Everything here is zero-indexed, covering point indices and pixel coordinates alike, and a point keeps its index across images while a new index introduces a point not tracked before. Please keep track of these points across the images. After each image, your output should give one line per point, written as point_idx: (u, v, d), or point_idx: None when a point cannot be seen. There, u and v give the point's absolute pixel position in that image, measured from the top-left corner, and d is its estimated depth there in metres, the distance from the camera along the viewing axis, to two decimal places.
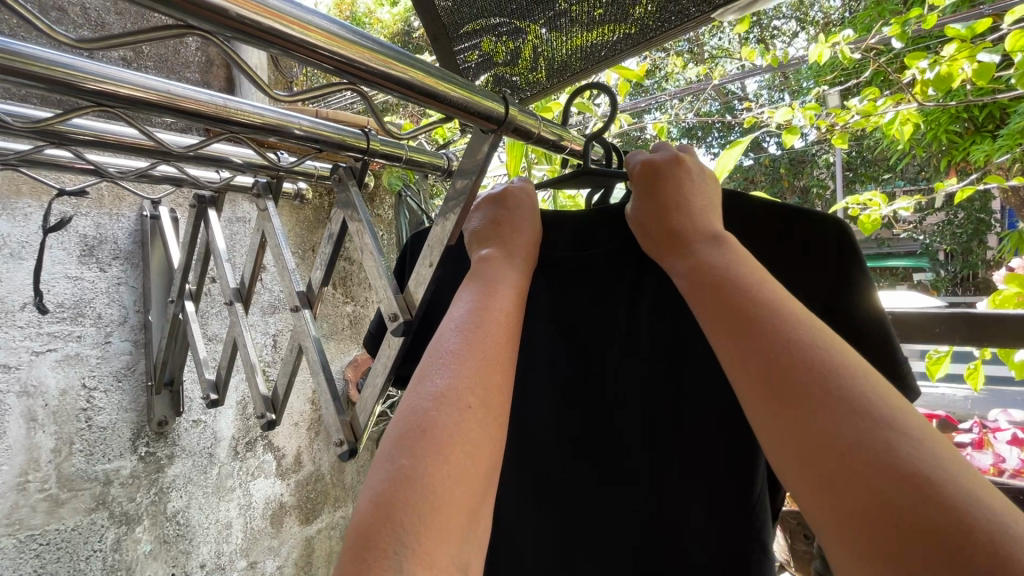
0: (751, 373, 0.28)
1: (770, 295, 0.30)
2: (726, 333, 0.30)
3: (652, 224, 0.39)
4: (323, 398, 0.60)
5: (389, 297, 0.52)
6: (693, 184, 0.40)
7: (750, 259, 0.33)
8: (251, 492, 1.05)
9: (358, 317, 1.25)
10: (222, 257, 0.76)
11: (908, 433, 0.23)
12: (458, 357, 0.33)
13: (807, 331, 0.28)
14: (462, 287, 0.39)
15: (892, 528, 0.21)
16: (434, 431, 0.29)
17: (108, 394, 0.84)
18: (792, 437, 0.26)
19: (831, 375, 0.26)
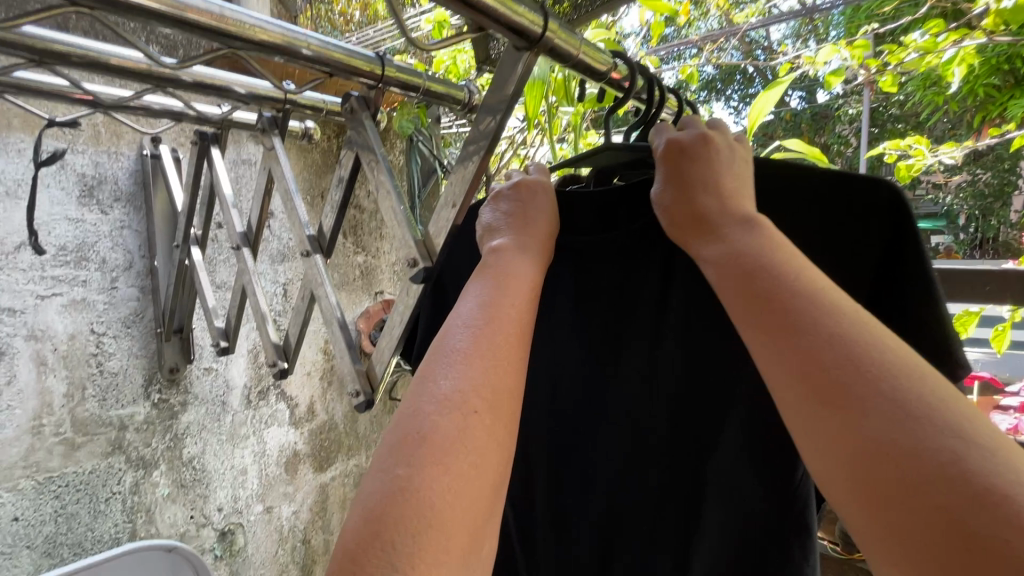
0: (787, 372, 0.26)
1: (810, 284, 0.27)
2: (760, 326, 0.27)
3: (675, 202, 0.36)
4: (339, 346, 0.58)
5: (408, 242, 0.48)
6: (722, 158, 0.36)
7: (786, 241, 0.30)
8: (265, 440, 1.05)
9: (369, 268, 1.21)
10: (227, 199, 0.72)
11: (976, 445, 0.21)
12: (465, 356, 0.31)
13: (854, 324, 0.25)
14: (474, 277, 0.36)
15: (962, 557, 0.19)
16: (435, 438, 0.27)
17: (118, 340, 0.82)
18: (836, 447, 0.23)
19: (883, 375, 0.23)
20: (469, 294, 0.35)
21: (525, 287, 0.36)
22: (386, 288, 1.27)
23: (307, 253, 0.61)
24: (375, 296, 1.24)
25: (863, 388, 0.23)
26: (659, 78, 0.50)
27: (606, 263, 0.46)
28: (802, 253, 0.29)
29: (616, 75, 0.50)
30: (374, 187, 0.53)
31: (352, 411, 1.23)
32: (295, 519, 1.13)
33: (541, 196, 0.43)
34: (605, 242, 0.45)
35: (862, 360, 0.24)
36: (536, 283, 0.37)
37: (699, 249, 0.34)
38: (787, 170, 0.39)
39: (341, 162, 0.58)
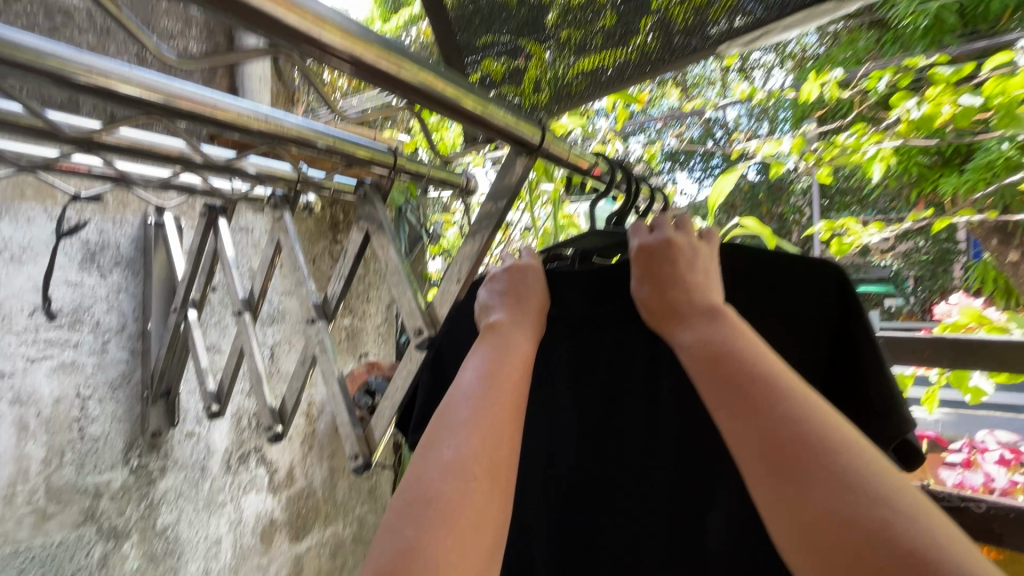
0: (752, 447, 0.30)
1: (768, 369, 0.33)
2: (727, 405, 0.32)
3: (652, 290, 0.42)
4: (340, 410, 0.60)
5: (415, 312, 0.53)
6: (690, 257, 0.42)
7: (748, 331, 0.36)
8: (242, 507, 1.02)
9: (356, 330, 1.24)
10: (232, 267, 0.76)
11: (905, 513, 0.26)
12: (467, 428, 0.34)
13: (806, 404, 0.30)
14: (475, 349, 0.41)
15: None
16: (439, 503, 0.30)
17: (102, 403, 0.81)
18: (794, 515, 0.28)
19: (828, 450, 0.28)
20: (472, 363, 0.40)
21: (520, 359, 0.41)
22: (371, 350, 1.29)
23: (312, 319, 0.65)
24: (360, 359, 1.25)
25: (813, 462, 0.28)
26: (635, 174, 0.59)
27: (592, 333, 0.53)
28: (762, 342, 0.35)
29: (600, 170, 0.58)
30: (383, 261, 0.59)
31: (332, 476, 1.21)
32: None
33: (531, 274, 0.49)
34: (588, 315, 0.52)
35: (812, 438, 0.29)
36: (529, 356, 0.41)
37: (675, 335, 0.39)
38: (752, 255, 0.46)
39: (350, 238, 0.64)
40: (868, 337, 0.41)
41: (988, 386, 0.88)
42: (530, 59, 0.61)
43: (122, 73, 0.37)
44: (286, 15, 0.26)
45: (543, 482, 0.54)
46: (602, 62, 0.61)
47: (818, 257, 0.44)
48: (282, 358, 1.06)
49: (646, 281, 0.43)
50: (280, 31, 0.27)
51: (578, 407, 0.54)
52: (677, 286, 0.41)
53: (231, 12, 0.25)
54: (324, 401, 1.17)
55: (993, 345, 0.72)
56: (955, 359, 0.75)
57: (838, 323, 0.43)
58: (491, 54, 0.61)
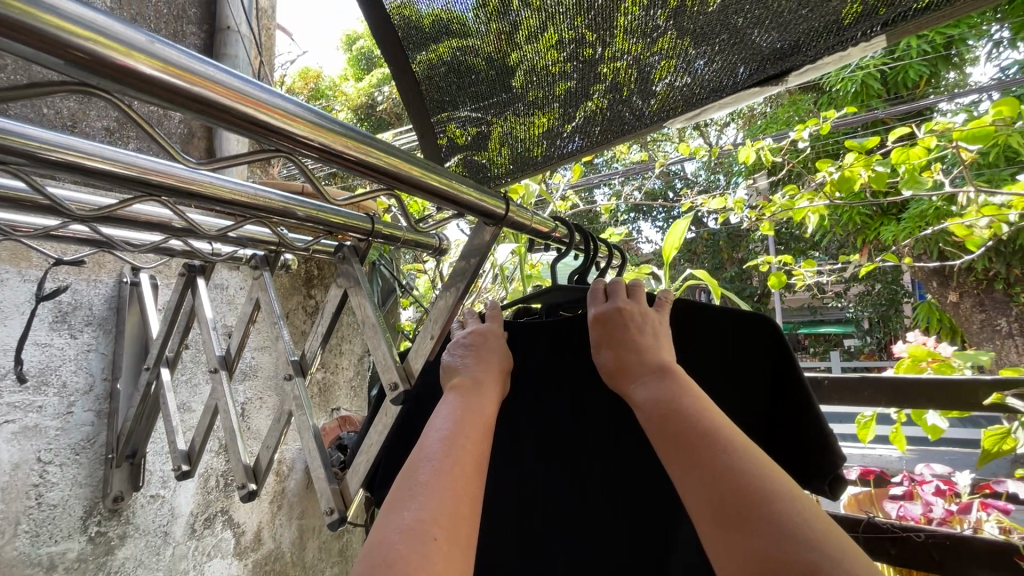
0: (700, 498, 0.34)
1: (711, 425, 0.37)
2: (679, 461, 0.36)
3: (612, 354, 0.47)
4: (316, 465, 0.61)
5: (390, 366, 0.56)
6: (642, 323, 0.48)
7: (695, 389, 0.41)
8: (206, 574, 0.98)
9: (328, 384, 1.24)
10: (209, 325, 0.78)
11: (828, 555, 0.30)
12: (428, 489, 0.37)
13: (745, 456, 0.35)
14: (441, 410, 0.45)
15: None
16: (399, 564, 0.32)
17: (63, 468, 0.79)
18: (736, 561, 0.31)
19: (765, 500, 0.32)
20: (437, 424, 0.43)
21: (482, 422, 0.44)
22: (343, 404, 1.29)
23: (289, 375, 0.67)
24: (332, 414, 1.25)
25: (752, 511, 0.32)
26: (592, 234, 0.65)
27: (554, 382, 0.57)
28: (707, 400, 0.40)
29: (560, 233, 0.64)
30: (359, 318, 0.62)
31: (301, 536, 1.17)
32: None
33: (494, 339, 0.54)
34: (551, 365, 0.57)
35: (751, 488, 0.33)
36: (490, 416, 0.45)
37: (633, 395, 0.43)
38: (697, 315, 0.52)
39: (328, 297, 0.68)
40: (800, 384, 0.46)
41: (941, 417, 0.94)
42: (491, 126, 0.69)
43: (92, 150, 0.40)
44: (266, 116, 0.29)
45: (515, 530, 0.56)
46: (557, 123, 0.68)
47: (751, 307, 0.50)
48: (254, 415, 1.05)
49: (606, 344, 0.48)
50: (265, 132, 0.30)
51: (544, 453, 0.57)
52: (632, 348, 0.46)
53: (218, 117, 0.28)
54: (294, 458, 1.16)
55: (922, 383, 0.79)
56: (891, 397, 0.81)
57: (774, 368, 0.48)
58: (456, 123, 0.68)
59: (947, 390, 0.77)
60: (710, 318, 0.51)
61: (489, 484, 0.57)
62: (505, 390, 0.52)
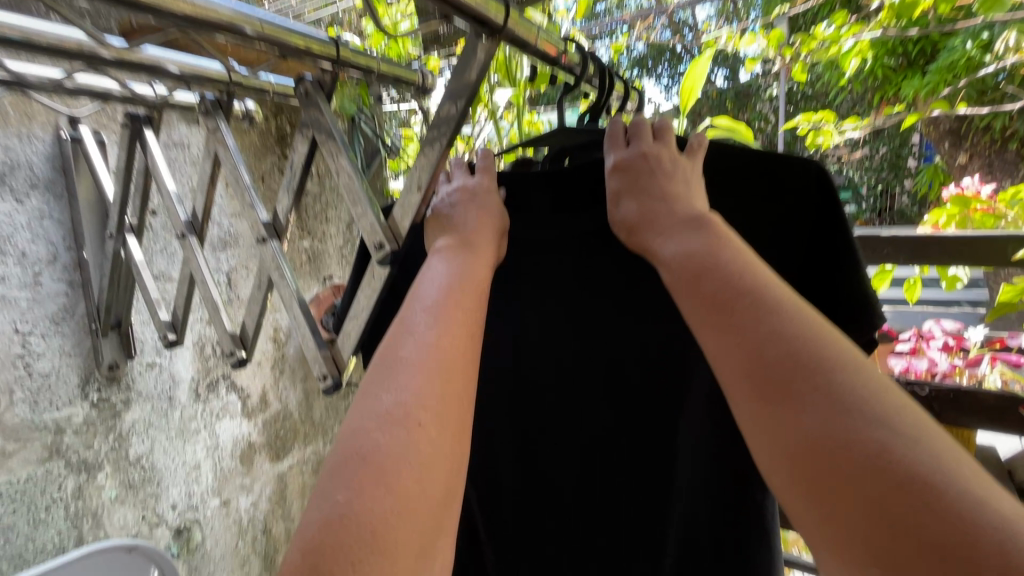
0: (739, 366, 0.30)
1: (754, 285, 0.32)
2: (713, 326, 0.32)
3: (635, 206, 0.42)
4: (303, 331, 0.58)
5: (373, 225, 0.49)
6: (673, 175, 0.42)
7: (736, 245, 0.35)
8: (217, 433, 1.01)
9: (317, 253, 1.18)
10: (167, 185, 0.68)
11: (903, 435, 0.25)
12: (412, 372, 0.34)
13: (794, 317, 0.30)
14: (422, 286, 0.40)
15: (889, 533, 0.23)
16: (375, 458, 0.29)
17: (47, 339, 0.76)
18: (778, 438, 0.28)
19: (821, 368, 0.28)
20: (422, 297, 0.39)
21: (473, 293, 0.40)
22: (335, 272, 1.25)
23: (262, 239, 0.60)
24: (324, 282, 1.21)
25: (803, 383, 0.28)
26: (607, 67, 0.55)
27: (553, 244, 0.51)
28: (751, 256, 0.35)
29: (569, 63, 0.52)
30: (334, 169, 0.53)
31: (307, 397, 1.21)
32: (253, 510, 1.10)
33: (485, 196, 0.48)
34: (555, 221, 0.51)
35: (801, 354, 0.29)
36: (479, 286, 0.41)
37: (659, 257, 0.38)
38: (734, 164, 0.45)
39: (294, 146, 0.58)
40: (848, 239, 0.40)
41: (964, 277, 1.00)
42: None
43: None
44: None
45: (517, 392, 0.55)
46: None
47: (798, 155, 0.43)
48: (240, 284, 1.01)
49: (628, 194, 0.43)
50: None
51: (547, 319, 0.54)
52: (659, 199, 0.41)
53: None
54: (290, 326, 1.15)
55: (945, 240, 0.75)
56: (911, 256, 0.77)
57: (812, 227, 0.42)
58: None
59: (973, 247, 0.74)
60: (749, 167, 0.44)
61: (487, 347, 0.55)
62: (499, 256, 0.47)
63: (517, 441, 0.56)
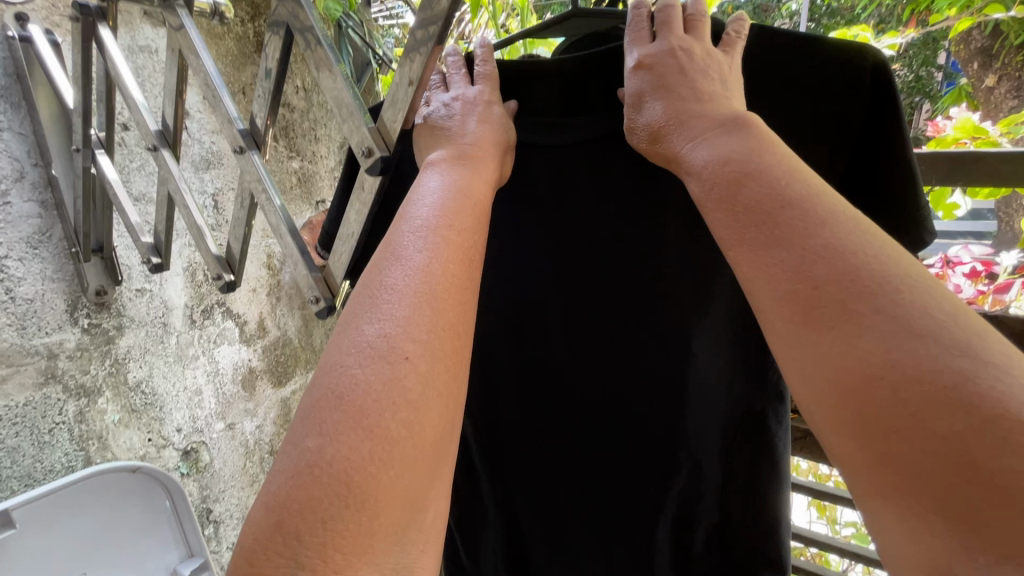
0: (791, 292, 0.30)
1: (802, 197, 0.32)
2: (750, 239, 0.33)
3: (663, 114, 0.40)
4: (290, 249, 0.54)
5: (361, 128, 0.43)
6: (714, 84, 0.40)
7: (784, 156, 0.34)
8: (217, 358, 1.00)
9: (308, 175, 1.11)
10: (132, 92, 0.62)
11: (986, 366, 0.25)
12: (394, 305, 0.33)
13: (844, 228, 0.31)
14: (410, 208, 0.38)
15: (949, 463, 0.25)
16: (349, 399, 0.29)
17: (24, 262, 0.71)
18: (830, 367, 0.29)
19: (882, 289, 0.28)
20: (412, 218, 0.37)
21: (471, 213, 0.38)
22: (327, 197, 1.18)
23: (241, 149, 0.54)
24: (316, 207, 1.15)
25: (861, 309, 0.28)
26: None
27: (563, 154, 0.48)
28: (797, 168, 0.34)
29: None
30: (313, 65, 0.46)
31: (306, 324, 1.20)
32: (259, 434, 1.11)
33: (486, 107, 0.45)
34: (569, 128, 0.48)
35: (853, 270, 0.29)
36: (483, 208, 0.39)
37: (689, 172, 0.38)
38: (786, 76, 0.44)
39: (267, 45, 0.50)
40: (904, 151, 0.41)
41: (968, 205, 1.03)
42: None
43: None
44: None
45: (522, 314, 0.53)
46: None
47: (859, 47, 0.42)
48: (227, 207, 0.95)
49: (656, 98, 0.41)
50: None
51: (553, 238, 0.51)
52: (695, 105, 0.39)
53: None
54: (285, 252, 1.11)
55: (989, 155, 0.69)
56: (947, 173, 0.72)
57: (865, 140, 0.43)
58: None
59: (1015, 166, 0.69)
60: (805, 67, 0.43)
61: (490, 266, 0.53)
62: (500, 175, 0.44)
63: (520, 362, 0.55)
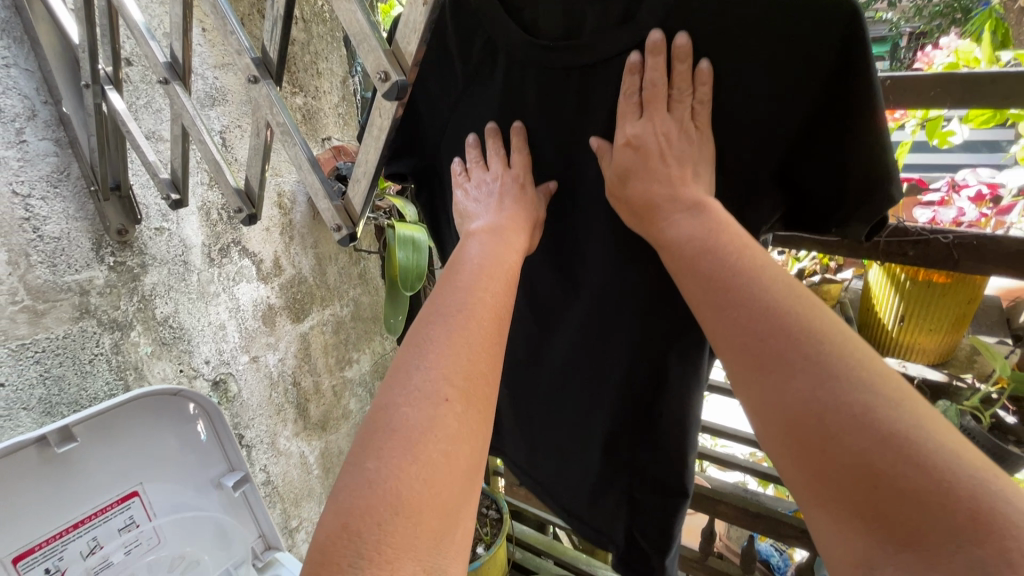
0: (737, 344, 0.39)
1: (741, 267, 0.41)
2: (709, 303, 0.41)
3: (645, 189, 0.49)
4: (312, 179, 0.55)
5: (376, 51, 0.44)
6: (681, 159, 0.49)
7: (732, 229, 0.44)
8: (237, 295, 1.04)
9: (312, 111, 1.10)
10: (135, 21, 0.61)
11: (884, 397, 0.32)
12: (437, 356, 0.41)
13: (773, 290, 0.39)
14: (457, 273, 0.48)
15: (864, 480, 0.31)
16: (400, 429, 0.37)
17: (48, 201, 0.73)
18: (770, 403, 0.36)
19: (806, 340, 0.36)
20: (455, 282, 0.47)
21: (500, 276, 0.48)
22: (332, 133, 1.17)
23: (254, 79, 0.55)
24: (323, 144, 1.15)
25: (793, 356, 0.36)
26: None
27: (582, 74, 0.52)
28: (745, 243, 0.43)
29: None
30: None
31: (319, 262, 1.22)
32: (282, 366, 1.16)
33: (521, 192, 0.57)
34: (588, 50, 0.49)
35: (781, 327, 0.37)
36: (514, 273, 0.49)
37: (665, 237, 0.46)
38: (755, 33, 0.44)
39: None
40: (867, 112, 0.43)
41: (964, 130, 1.05)
42: None
43: None
44: None
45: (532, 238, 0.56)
46: None
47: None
48: (235, 145, 0.95)
49: (633, 169, 0.50)
50: None
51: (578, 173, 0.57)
52: (665, 180, 0.49)
53: None
54: (295, 191, 1.12)
55: (1008, 76, 0.68)
56: (963, 95, 0.71)
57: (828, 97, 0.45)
58: None
59: None
60: (774, 16, 0.43)
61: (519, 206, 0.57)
62: (527, 248, 0.55)
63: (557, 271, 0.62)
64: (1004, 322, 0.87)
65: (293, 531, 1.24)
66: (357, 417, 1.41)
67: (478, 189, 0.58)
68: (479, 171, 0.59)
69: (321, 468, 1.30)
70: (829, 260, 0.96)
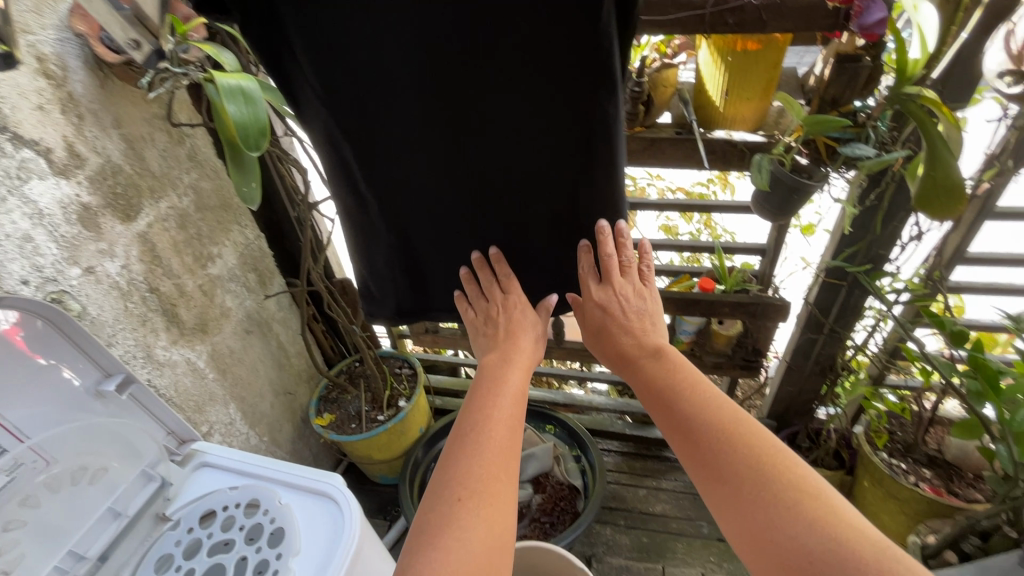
0: (699, 465, 0.63)
1: (691, 399, 0.68)
2: (675, 431, 0.67)
3: (617, 336, 0.85)
4: None
5: None
6: (635, 313, 0.86)
7: (681, 376, 0.73)
8: (32, 197, 0.84)
9: None
10: None
11: (796, 496, 0.55)
12: (461, 467, 0.61)
13: (712, 412, 0.66)
14: (473, 402, 0.70)
15: (795, 557, 0.52)
16: (436, 523, 0.57)
17: None
18: (732, 511, 0.58)
19: (739, 449, 0.60)
20: (474, 407, 0.69)
21: (515, 404, 0.70)
22: None
23: None
24: None
25: (738, 459, 0.59)
26: None
27: None
28: (693, 385, 0.70)
29: None
30: None
31: (132, 146, 1.01)
32: (130, 274, 1.01)
33: (524, 310, 0.90)
34: None
35: (724, 439, 0.62)
36: (518, 391, 0.73)
37: (646, 382, 0.76)
38: None
39: None
40: None
41: None
42: None
43: None
44: None
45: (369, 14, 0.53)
46: None
47: None
48: None
49: (608, 326, 0.87)
50: None
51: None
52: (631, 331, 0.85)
53: None
54: (61, 53, 0.87)
55: None
56: None
57: None
58: None
59: None
60: None
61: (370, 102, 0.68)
62: (531, 362, 0.83)
63: (455, 62, 0.64)
64: (798, 88, 1.04)
65: (205, 436, 1.20)
66: (239, 313, 1.32)
67: (490, 312, 0.90)
68: (486, 307, 0.91)
69: (215, 371, 1.23)
70: (666, 46, 1.03)
